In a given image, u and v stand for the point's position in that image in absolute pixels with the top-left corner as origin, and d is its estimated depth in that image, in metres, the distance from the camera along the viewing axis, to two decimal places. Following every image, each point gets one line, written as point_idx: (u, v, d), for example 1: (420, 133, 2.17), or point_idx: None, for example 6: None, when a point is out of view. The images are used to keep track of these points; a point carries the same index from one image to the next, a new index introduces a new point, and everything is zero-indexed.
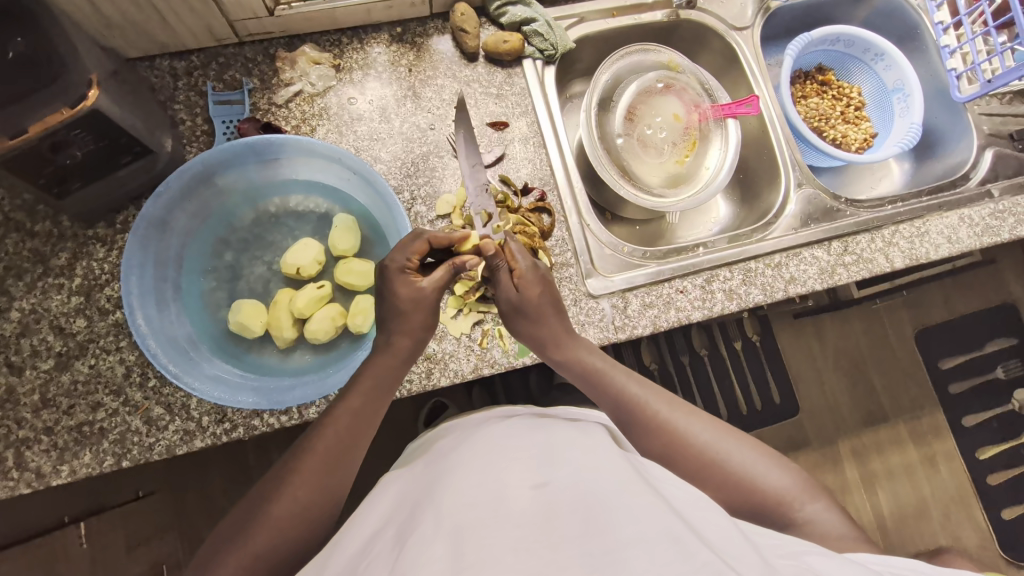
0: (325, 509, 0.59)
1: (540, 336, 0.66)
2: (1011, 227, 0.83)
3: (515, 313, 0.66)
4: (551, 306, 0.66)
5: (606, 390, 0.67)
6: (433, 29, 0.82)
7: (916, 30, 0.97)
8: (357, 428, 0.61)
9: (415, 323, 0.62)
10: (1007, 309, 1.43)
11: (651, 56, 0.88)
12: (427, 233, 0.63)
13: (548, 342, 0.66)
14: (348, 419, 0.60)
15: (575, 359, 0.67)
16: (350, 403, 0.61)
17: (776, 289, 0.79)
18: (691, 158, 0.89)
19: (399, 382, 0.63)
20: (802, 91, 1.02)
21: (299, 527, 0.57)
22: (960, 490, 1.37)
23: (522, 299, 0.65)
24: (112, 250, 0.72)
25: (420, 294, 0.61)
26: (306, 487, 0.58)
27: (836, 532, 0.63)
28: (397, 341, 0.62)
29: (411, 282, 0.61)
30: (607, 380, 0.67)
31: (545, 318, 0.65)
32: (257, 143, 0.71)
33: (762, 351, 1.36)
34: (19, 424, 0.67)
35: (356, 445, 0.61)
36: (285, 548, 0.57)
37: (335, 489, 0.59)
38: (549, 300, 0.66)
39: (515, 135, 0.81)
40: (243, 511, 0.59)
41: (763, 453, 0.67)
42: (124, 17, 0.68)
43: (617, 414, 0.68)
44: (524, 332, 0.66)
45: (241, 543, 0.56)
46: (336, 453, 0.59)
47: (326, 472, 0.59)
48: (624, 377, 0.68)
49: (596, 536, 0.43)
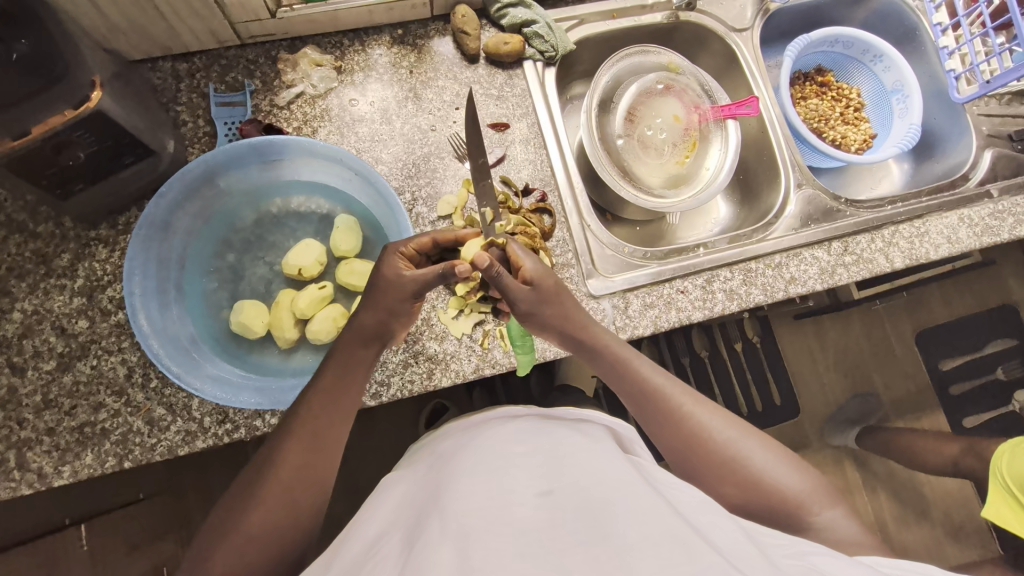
0: (312, 491, 0.59)
1: (558, 323, 0.65)
2: (1011, 227, 0.84)
3: (538, 306, 0.64)
4: (564, 292, 0.65)
5: (630, 381, 0.67)
6: (433, 31, 0.83)
7: (914, 31, 0.98)
8: (338, 407, 0.61)
9: (385, 302, 0.61)
10: (1007, 310, 1.43)
11: (651, 57, 0.88)
12: (433, 232, 0.64)
13: (569, 328, 0.66)
14: (322, 401, 0.60)
15: (597, 347, 0.67)
16: (322, 380, 0.61)
17: (777, 289, 0.79)
18: (691, 158, 0.89)
19: (370, 366, 0.63)
20: (802, 93, 1.03)
21: (291, 513, 0.58)
22: (961, 491, 1.37)
23: (540, 291, 0.63)
24: (115, 251, 0.72)
25: (400, 279, 0.60)
26: (294, 471, 0.58)
27: (849, 539, 0.63)
28: (362, 316, 0.61)
29: (396, 266, 0.61)
30: (634, 371, 0.67)
31: (562, 303, 0.65)
32: (259, 143, 0.71)
33: (762, 352, 1.36)
34: (21, 424, 0.67)
35: (338, 430, 0.61)
36: (279, 534, 0.57)
37: (323, 468, 0.60)
38: (561, 288, 0.65)
39: (516, 136, 0.81)
40: (234, 499, 0.59)
41: (781, 454, 0.66)
42: (128, 20, 0.68)
43: (638, 406, 0.69)
44: (546, 321, 0.65)
45: (232, 529, 0.56)
46: (318, 438, 0.59)
47: (312, 458, 0.59)
48: (650, 367, 0.68)
49: (600, 541, 0.43)
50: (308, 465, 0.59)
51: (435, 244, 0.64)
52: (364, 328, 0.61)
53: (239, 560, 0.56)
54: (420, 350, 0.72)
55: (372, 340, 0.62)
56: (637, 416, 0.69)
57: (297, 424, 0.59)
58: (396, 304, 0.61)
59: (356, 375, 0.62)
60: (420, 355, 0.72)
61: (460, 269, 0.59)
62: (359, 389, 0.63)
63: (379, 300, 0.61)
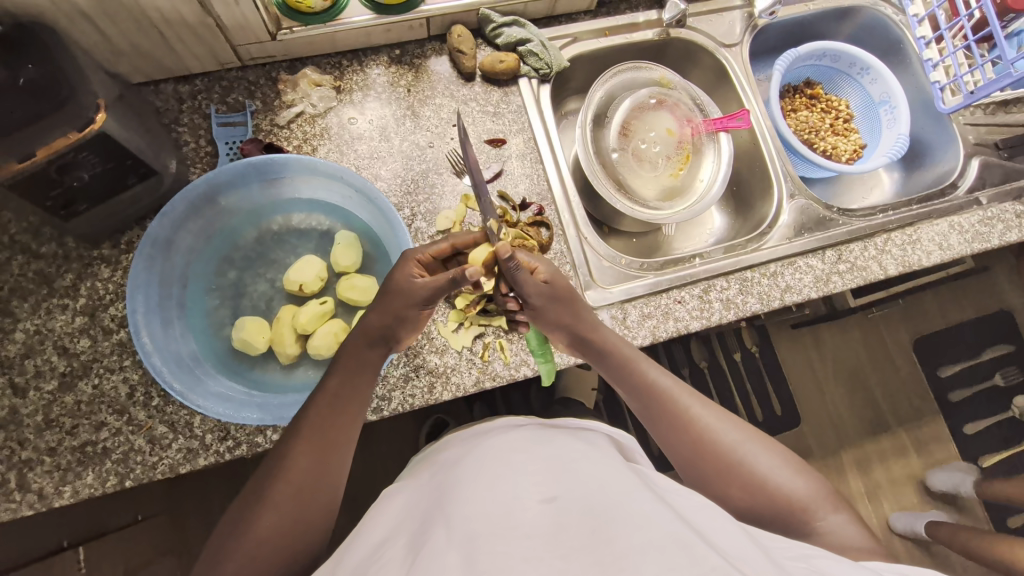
0: (318, 497, 0.58)
1: (569, 326, 0.67)
2: (1000, 233, 0.86)
3: (549, 304, 0.66)
4: (577, 298, 0.68)
5: (638, 383, 0.69)
6: (430, 50, 0.85)
7: (899, 44, 1.00)
8: (345, 412, 0.61)
9: (393, 307, 0.62)
10: (1001, 316, 1.45)
11: (643, 73, 0.91)
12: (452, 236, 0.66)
13: (582, 329, 0.68)
14: (330, 407, 0.60)
15: (608, 344, 0.69)
16: (330, 384, 0.61)
17: (772, 297, 0.80)
18: (685, 171, 0.91)
19: (377, 369, 0.64)
20: (792, 105, 1.04)
21: (296, 516, 0.57)
22: (964, 499, 1.37)
23: (552, 290, 0.66)
24: (117, 270, 0.73)
25: (412, 286, 0.62)
26: (302, 476, 0.58)
27: (857, 543, 0.61)
28: (376, 321, 0.62)
29: (411, 273, 0.63)
30: (640, 370, 0.69)
31: (574, 307, 0.67)
32: (259, 162, 0.72)
33: (761, 362, 1.37)
34: (22, 445, 0.67)
35: (346, 435, 0.61)
36: (289, 537, 0.57)
37: (328, 476, 0.59)
38: (572, 293, 0.68)
39: (512, 151, 0.83)
40: (241, 505, 0.59)
41: (785, 458, 0.66)
42: (131, 44, 0.70)
43: (644, 408, 0.70)
44: (556, 321, 0.67)
45: (239, 534, 0.56)
46: (323, 441, 0.59)
47: (320, 462, 0.59)
48: (659, 372, 0.69)
49: (604, 544, 0.43)
50: (316, 470, 0.58)
51: (453, 250, 0.66)
52: (375, 331, 0.62)
53: (251, 564, 0.55)
54: (421, 364, 0.73)
55: (377, 341, 0.63)
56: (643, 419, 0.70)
57: (303, 433, 0.59)
58: (405, 309, 0.62)
59: (363, 382, 0.63)
60: (420, 369, 0.73)
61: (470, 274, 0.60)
62: (365, 395, 0.63)
63: (389, 304, 0.62)
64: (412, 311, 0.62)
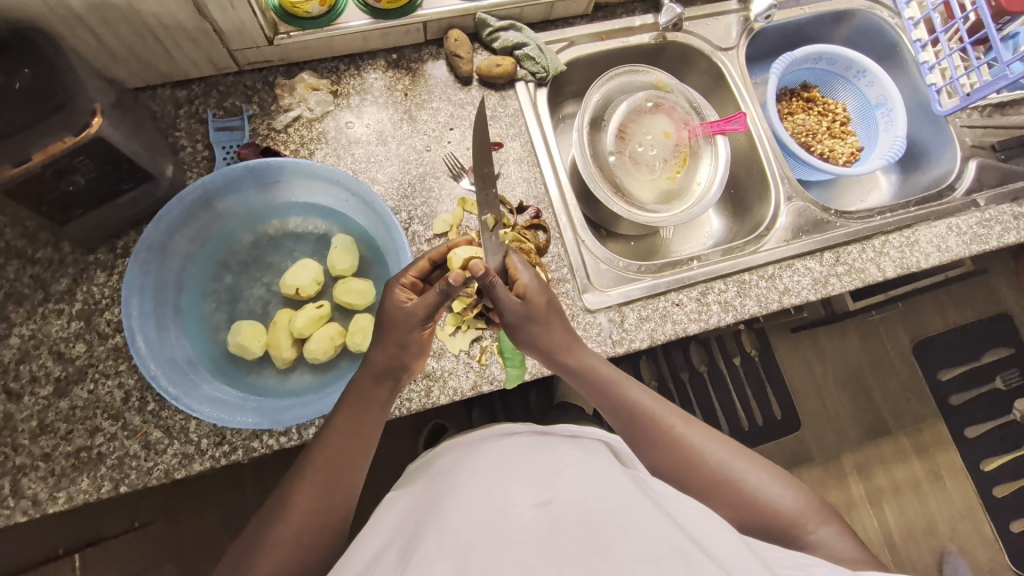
0: (325, 509, 0.58)
1: (545, 346, 0.66)
2: (999, 235, 0.86)
3: (524, 322, 0.64)
4: (553, 312, 0.66)
5: (622, 404, 0.68)
6: (427, 55, 0.85)
7: (896, 48, 1.01)
8: (357, 424, 0.61)
9: (395, 336, 0.60)
10: (1001, 319, 1.45)
11: (641, 77, 0.91)
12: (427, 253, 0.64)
13: (558, 351, 0.66)
14: (342, 418, 0.60)
15: (585, 366, 0.67)
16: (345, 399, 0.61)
17: (770, 300, 0.80)
18: (683, 173, 0.91)
19: (388, 379, 0.63)
20: (788, 108, 1.05)
21: (300, 521, 0.57)
22: (968, 503, 1.36)
23: (528, 308, 0.63)
24: (112, 274, 0.73)
25: (406, 312, 0.60)
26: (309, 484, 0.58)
27: (848, 555, 0.60)
28: (374, 354, 0.61)
29: (400, 299, 0.61)
30: (625, 391, 0.68)
31: (548, 323, 0.65)
32: (256, 165, 0.73)
33: (761, 366, 1.36)
34: (16, 450, 0.66)
35: (357, 447, 0.61)
36: (294, 541, 0.57)
37: (334, 487, 0.59)
38: (551, 308, 0.66)
39: (509, 155, 0.83)
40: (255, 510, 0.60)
41: (773, 472, 0.66)
42: (127, 48, 0.70)
43: (627, 433, 0.69)
44: (534, 341, 0.65)
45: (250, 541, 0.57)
46: (331, 449, 0.59)
47: (329, 471, 0.59)
48: (642, 394, 0.68)
49: (598, 551, 0.42)
50: (324, 475, 0.59)
51: (431, 264, 0.64)
52: (375, 364, 0.61)
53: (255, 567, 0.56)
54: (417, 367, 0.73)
55: (385, 376, 0.62)
56: (627, 445, 0.69)
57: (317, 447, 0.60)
58: (405, 337, 0.60)
59: (372, 391, 0.61)
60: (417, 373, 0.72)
61: (453, 280, 0.56)
62: (380, 408, 0.62)
63: (388, 336, 0.60)
64: (415, 339, 0.61)
